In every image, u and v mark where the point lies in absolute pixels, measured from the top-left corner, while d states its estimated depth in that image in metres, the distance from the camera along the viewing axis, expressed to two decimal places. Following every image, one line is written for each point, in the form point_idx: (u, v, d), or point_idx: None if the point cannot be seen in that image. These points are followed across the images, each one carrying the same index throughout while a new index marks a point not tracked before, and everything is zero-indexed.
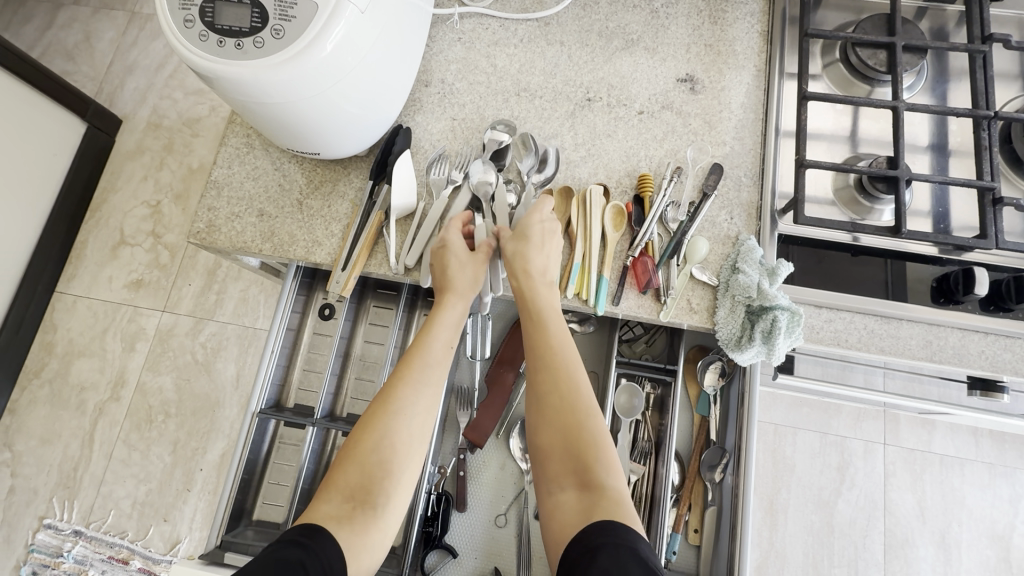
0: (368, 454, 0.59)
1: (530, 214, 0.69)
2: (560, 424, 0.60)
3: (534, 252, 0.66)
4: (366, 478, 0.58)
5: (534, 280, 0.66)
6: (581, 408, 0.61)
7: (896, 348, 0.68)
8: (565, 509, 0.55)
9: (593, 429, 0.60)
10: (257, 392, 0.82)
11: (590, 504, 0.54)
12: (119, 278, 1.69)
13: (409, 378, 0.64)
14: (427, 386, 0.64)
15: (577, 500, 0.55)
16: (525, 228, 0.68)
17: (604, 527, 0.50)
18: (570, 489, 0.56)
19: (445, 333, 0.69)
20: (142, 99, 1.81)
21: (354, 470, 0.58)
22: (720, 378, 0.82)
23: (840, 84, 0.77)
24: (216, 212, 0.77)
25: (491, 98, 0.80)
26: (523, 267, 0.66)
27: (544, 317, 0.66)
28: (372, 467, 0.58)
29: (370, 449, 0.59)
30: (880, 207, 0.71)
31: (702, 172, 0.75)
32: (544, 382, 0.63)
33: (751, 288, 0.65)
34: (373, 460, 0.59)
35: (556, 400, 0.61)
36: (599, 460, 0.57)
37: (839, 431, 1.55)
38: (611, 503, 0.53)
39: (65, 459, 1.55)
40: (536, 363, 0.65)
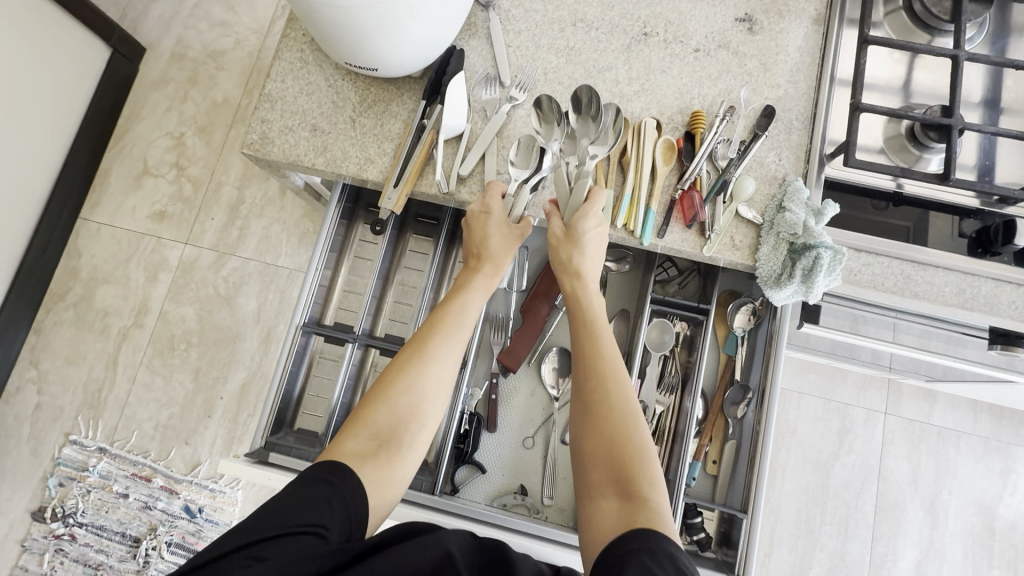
0: (398, 399, 0.62)
1: (585, 209, 0.69)
2: (604, 431, 0.59)
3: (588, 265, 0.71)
4: (388, 423, 0.60)
5: (588, 290, 0.71)
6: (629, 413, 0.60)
7: (930, 294, 0.70)
8: (602, 516, 0.53)
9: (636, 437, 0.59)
10: (301, 306, 0.85)
11: (627, 512, 0.51)
12: (143, 208, 1.70)
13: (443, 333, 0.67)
14: (457, 343, 0.68)
15: (616, 506, 0.53)
16: (573, 230, 0.70)
17: (642, 535, 0.47)
18: (609, 497, 0.54)
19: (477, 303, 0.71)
20: (167, 27, 1.79)
21: (385, 412, 0.61)
22: (750, 318, 0.85)
23: (900, 31, 0.77)
24: (269, 124, 0.78)
25: (547, 26, 0.80)
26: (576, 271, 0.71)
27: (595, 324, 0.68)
28: (400, 408, 0.61)
29: (400, 395, 0.62)
30: (929, 156, 0.71)
31: (755, 113, 0.76)
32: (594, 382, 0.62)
33: (797, 225, 0.67)
34: (398, 407, 0.61)
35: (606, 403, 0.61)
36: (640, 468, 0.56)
37: (842, 399, 1.59)
38: (652, 512, 0.51)
39: (90, 380, 1.60)
40: (582, 373, 0.65)
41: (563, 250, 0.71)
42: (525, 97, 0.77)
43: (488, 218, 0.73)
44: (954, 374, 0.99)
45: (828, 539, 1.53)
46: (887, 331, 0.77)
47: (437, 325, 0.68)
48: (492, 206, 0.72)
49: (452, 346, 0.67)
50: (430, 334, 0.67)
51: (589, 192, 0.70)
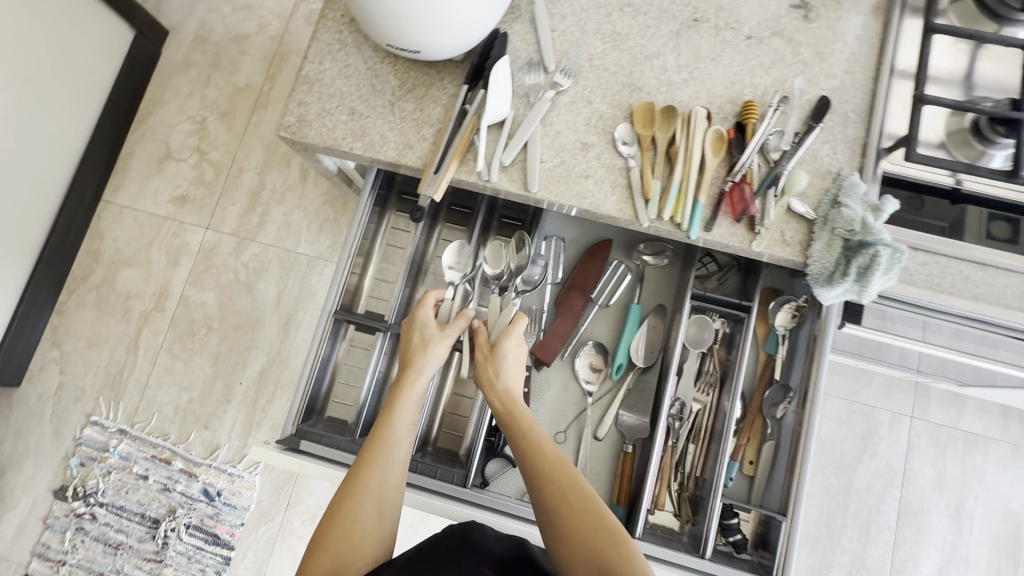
0: (340, 538, 0.61)
1: (508, 336, 0.76)
2: (573, 533, 0.60)
3: (511, 379, 0.74)
4: (336, 565, 0.59)
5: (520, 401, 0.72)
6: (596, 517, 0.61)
7: (990, 296, 0.67)
8: None
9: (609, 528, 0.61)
10: (332, 293, 0.83)
11: None
12: (165, 192, 1.70)
13: (380, 452, 0.66)
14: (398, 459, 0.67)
15: None
16: (499, 350, 0.75)
17: None
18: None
19: (411, 413, 0.70)
20: (190, 10, 1.78)
21: (330, 554, 0.60)
22: (792, 317, 0.82)
23: (964, 19, 0.73)
24: (307, 107, 0.77)
25: (593, 11, 0.77)
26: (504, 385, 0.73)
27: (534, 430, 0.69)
28: (350, 542, 0.61)
29: (348, 528, 0.61)
30: (993, 152, 0.68)
31: (809, 104, 0.73)
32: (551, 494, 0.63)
33: (855, 221, 0.65)
34: (348, 540, 0.61)
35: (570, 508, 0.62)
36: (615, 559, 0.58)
37: (867, 401, 1.56)
38: None
39: (112, 362, 1.61)
40: (538, 476, 0.65)
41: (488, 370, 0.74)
42: (570, 84, 0.75)
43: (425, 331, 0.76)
44: (986, 378, 0.97)
45: (849, 543, 1.51)
46: (916, 330, 0.74)
47: (372, 445, 0.67)
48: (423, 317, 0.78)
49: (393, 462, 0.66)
50: (369, 456, 0.66)
51: (512, 319, 0.78)
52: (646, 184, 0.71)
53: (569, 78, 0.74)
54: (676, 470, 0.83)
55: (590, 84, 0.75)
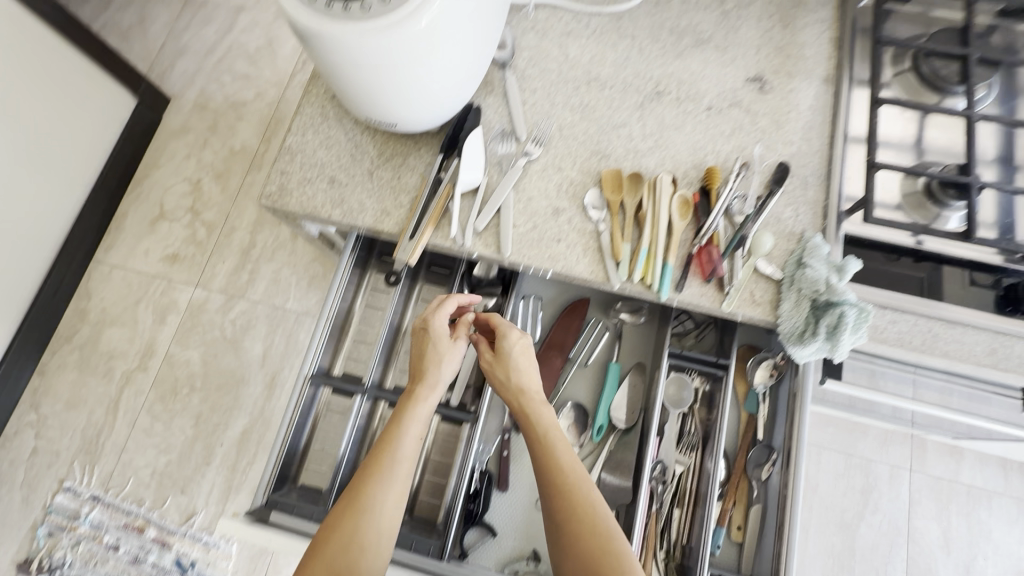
0: (335, 556, 0.56)
1: (513, 338, 0.71)
2: (581, 555, 0.56)
3: (523, 376, 0.69)
4: None
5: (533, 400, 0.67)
6: (609, 542, 0.56)
7: (960, 354, 0.68)
8: None
9: (618, 554, 0.55)
10: (309, 357, 0.83)
11: None
12: (156, 250, 1.72)
13: (381, 470, 0.61)
14: (402, 476, 0.62)
15: None
16: (507, 350, 0.70)
17: None
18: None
19: (416, 424, 0.65)
20: (191, 80, 1.87)
21: (322, 572, 0.55)
22: (771, 375, 0.82)
23: (908, 92, 0.78)
24: (288, 176, 0.79)
25: (562, 85, 0.82)
26: (519, 388, 0.68)
27: (550, 438, 0.64)
28: (340, 568, 0.56)
29: (339, 551, 0.57)
30: (948, 213, 0.71)
31: (769, 170, 0.76)
32: (562, 511, 0.58)
33: (819, 283, 0.66)
34: (338, 565, 0.56)
35: (581, 529, 0.57)
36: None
37: (864, 455, 1.52)
38: None
39: (89, 424, 1.57)
40: (547, 491, 0.60)
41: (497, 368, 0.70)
42: (540, 151, 0.78)
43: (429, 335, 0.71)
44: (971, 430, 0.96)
45: None
46: (907, 388, 0.80)
47: (375, 458, 0.62)
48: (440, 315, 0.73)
49: (396, 478, 0.61)
50: (372, 467, 0.61)
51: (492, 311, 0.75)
52: (616, 248, 0.72)
53: (543, 144, 0.78)
54: (662, 538, 0.80)
55: (561, 152, 0.78)
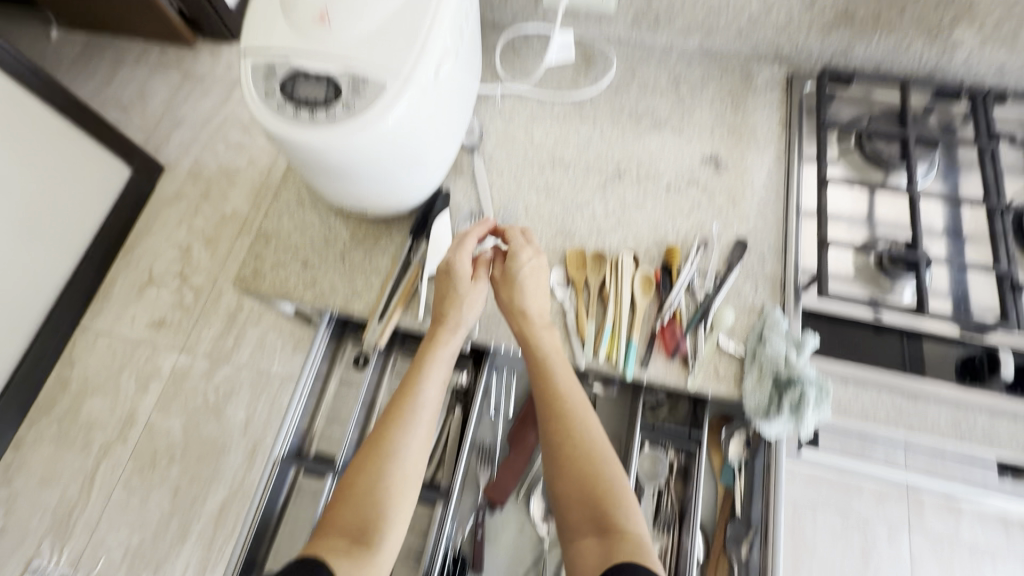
0: (365, 493, 0.63)
1: (520, 252, 0.72)
2: (575, 471, 0.63)
3: (530, 299, 0.71)
4: (362, 511, 0.62)
5: (536, 326, 0.70)
6: (600, 463, 0.64)
7: (920, 426, 0.70)
8: (586, 556, 0.58)
9: (608, 479, 0.63)
10: (280, 437, 0.84)
11: (609, 552, 0.57)
12: (142, 317, 1.72)
13: (402, 418, 0.67)
14: (420, 424, 0.68)
15: (597, 547, 0.58)
16: (513, 271, 0.72)
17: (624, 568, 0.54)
18: (590, 535, 0.60)
19: (437, 375, 0.71)
20: (186, 150, 1.94)
21: (355, 506, 0.62)
22: (745, 448, 0.82)
23: (856, 170, 0.83)
24: (263, 260, 0.81)
25: (528, 167, 0.86)
26: (523, 312, 0.71)
27: (549, 363, 0.69)
28: (368, 508, 0.62)
29: (366, 493, 0.63)
30: (900, 286, 0.74)
31: (727, 246, 0.79)
32: (559, 437, 0.65)
33: (779, 360, 0.68)
34: (367, 499, 0.62)
35: (577, 455, 0.64)
36: (615, 503, 0.61)
37: (861, 513, 1.45)
38: (629, 544, 0.57)
39: (63, 499, 1.52)
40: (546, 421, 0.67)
41: (506, 292, 0.72)
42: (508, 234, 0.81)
43: (451, 277, 0.72)
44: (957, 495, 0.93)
45: None
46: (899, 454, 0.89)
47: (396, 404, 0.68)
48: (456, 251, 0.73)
49: (414, 422, 0.68)
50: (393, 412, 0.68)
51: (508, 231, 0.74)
52: (581, 326, 0.74)
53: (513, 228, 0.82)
54: None
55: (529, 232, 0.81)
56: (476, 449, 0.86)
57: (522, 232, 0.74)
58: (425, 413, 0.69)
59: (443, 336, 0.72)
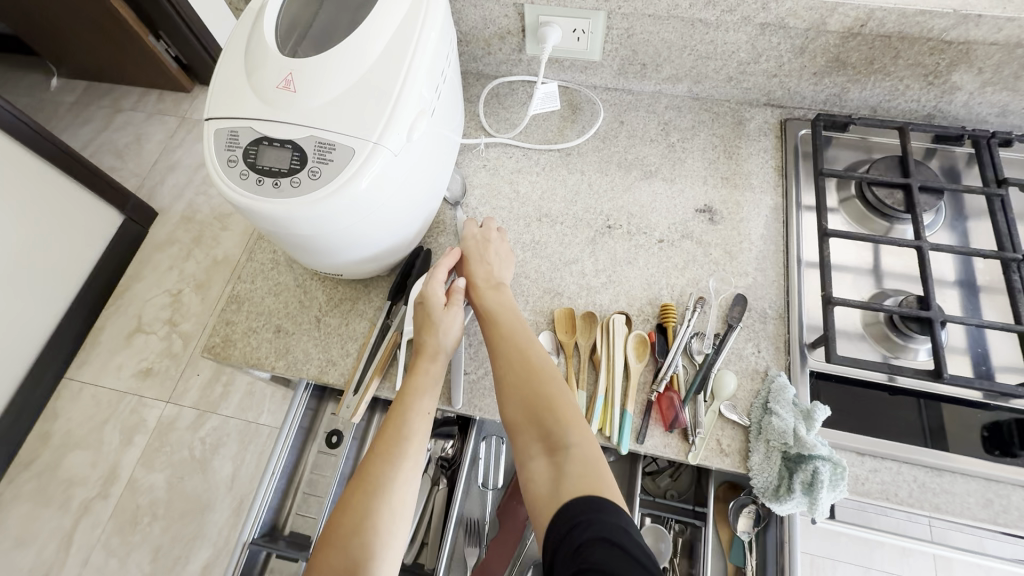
0: (349, 538, 0.54)
1: (465, 227, 0.76)
2: (516, 391, 0.60)
3: (475, 264, 0.72)
4: (347, 555, 0.53)
5: (478, 285, 0.70)
6: (543, 383, 0.60)
7: (953, 507, 0.62)
8: (538, 479, 0.55)
9: (552, 395, 0.59)
10: (251, 518, 0.78)
11: (561, 470, 0.54)
12: (128, 366, 1.67)
13: (385, 449, 0.59)
14: (406, 455, 0.59)
15: (549, 467, 0.55)
16: (462, 246, 0.74)
17: (583, 495, 0.51)
18: (540, 456, 0.57)
19: (425, 403, 0.62)
20: (179, 194, 1.92)
21: (339, 551, 0.53)
22: (755, 524, 0.74)
23: (857, 219, 0.79)
24: (234, 326, 0.77)
25: (513, 222, 0.82)
26: (468, 277, 0.71)
27: (492, 311, 0.68)
28: (356, 550, 0.53)
29: (353, 532, 0.54)
30: (914, 346, 0.68)
31: (726, 302, 0.74)
32: (500, 364, 0.63)
33: (787, 434, 0.61)
34: (353, 540, 0.53)
35: (518, 379, 0.61)
36: (561, 421, 0.58)
37: (883, 567, 1.33)
38: (580, 459, 0.54)
39: (38, 563, 1.44)
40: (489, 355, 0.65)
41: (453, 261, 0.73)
42: None
43: (425, 308, 0.68)
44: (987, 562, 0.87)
45: None
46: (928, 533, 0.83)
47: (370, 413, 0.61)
48: (432, 279, 0.69)
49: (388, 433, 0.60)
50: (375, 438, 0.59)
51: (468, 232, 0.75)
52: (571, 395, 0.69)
53: None
54: None
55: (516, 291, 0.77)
56: (468, 530, 0.80)
57: (481, 225, 0.76)
58: (413, 433, 0.60)
59: (427, 365, 0.65)
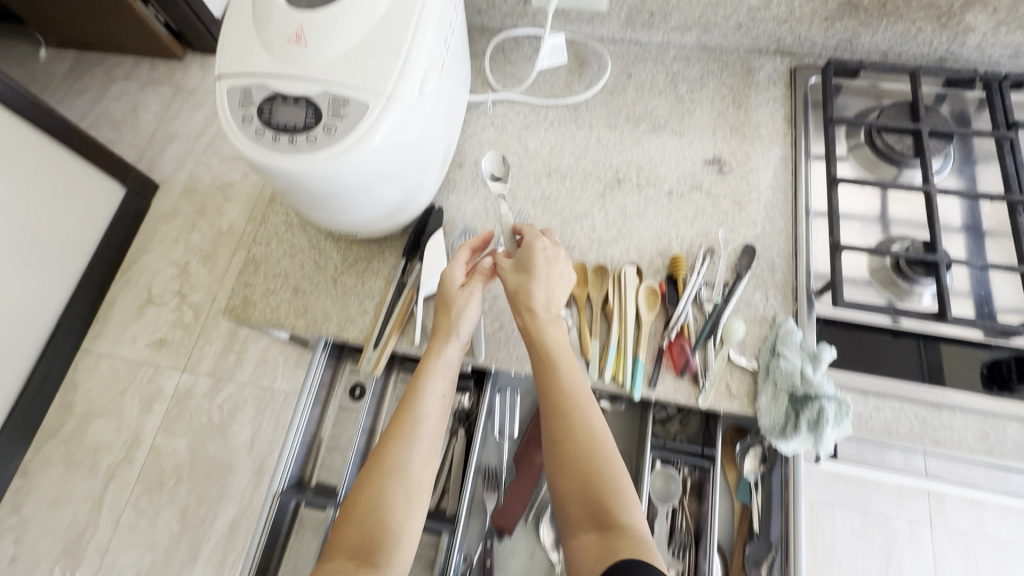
0: (366, 518, 0.58)
1: (530, 237, 0.68)
2: (574, 463, 0.58)
3: (538, 286, 0.65)
4: (366, 531, 0.57)
5: (541, 319, 0.65)
6: (602, 457, 0.57)
7: (951, 440, 0.65)
8: (586, 551, 0.54)
9: (609, 470, 0.57)
10: (280, 469, 0.81)
11: (611, 545, 0.52)
12: (143, 336, 1.70)
13: (403, 434, 0.62)
14: (423, 442, 0.62)
15: (598, 543, 0.53)
16: (529, 257, 0.67)
17: (628, 562, 0.49)
18: (589, 530, 0.55)
19: (440, 385, 0.65)
20: (180, 165, 1.91)
21: (358, 531, 0.57)
22: (761, 464, 0.77)
23: (867, 166, 0.79)
24: (252, 287, 0.79)
25: (523, 178, 0.83)
26: (528, 305, 0.65)
27: (553, 355, 0.63)
28: (373, 528, 0.57)
29: (371, 513, 0.58)
30: (919, 290, 0.70)
31: (735, 252, 0.75)
32: (560, 426, 0.59)
33: (794, 375, 0.64)
34: (371, 520, 0.58)
35: (577, 448, 0.58)
36: (615, 498, 0.56)
37: (879, 509, 1.37)
38: (633, 538, 0.52)
39: (72, 524, 1.51)
40: (546, 408, 0.61)
41: (513, 279, 0.67)
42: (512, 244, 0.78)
43: (443, 288, 0.69)
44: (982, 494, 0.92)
45: None
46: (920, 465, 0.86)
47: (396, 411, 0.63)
48: (452, 267, 0.70)
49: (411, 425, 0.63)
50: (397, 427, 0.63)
51: (526, 244, 0.67)
52: (585, 346, 0.71)
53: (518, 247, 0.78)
54: None
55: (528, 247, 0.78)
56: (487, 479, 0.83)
57: (540, 231, 0.70)
58: (432, 425, 0.64)
59: (440, 347, 0.67)
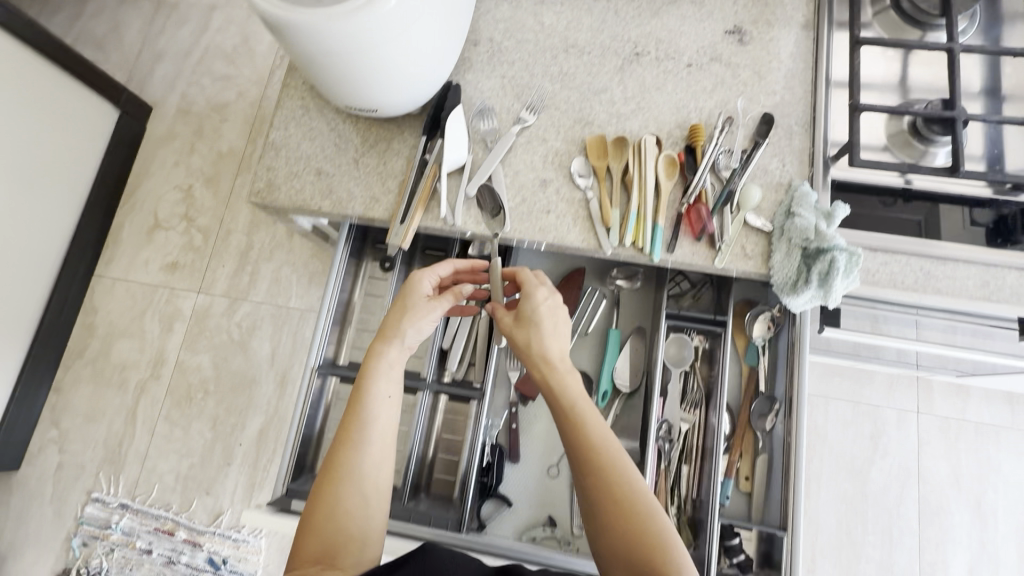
0: (325, 530, 0.50)
1: (536, 292, 0.60)
2: (622, 528, 0.47)
3: (549, 338, 0.57)
4: (326, 542, 0.50)
5: (558, 371, 0.55)
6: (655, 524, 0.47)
7: (952, 289, 0.68)
8: None
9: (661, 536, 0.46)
10: (314, 348, 0.85)
11: None
12: (155, 260, 1.73)
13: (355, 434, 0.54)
14: (381, 440, 0.54)
15: None
16: (533, 313, 0.59)
17: None
18: None
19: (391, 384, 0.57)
20: (172, 85, 1.85)
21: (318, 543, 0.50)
22: (769, 327, 0.83)
23: (891, 30, 0.78)
24: (275, 171, 0.79)
25: (540, 54, 0.81)
26: (543, 356, 0.56)
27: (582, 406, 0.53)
28: (334, 534, 0.50)
29: (330, 523, 0.51)
30: (935, 149, 0.72)
31: (754, 121, 0.76)
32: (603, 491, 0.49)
33: (808, 230, 0.67)
34: (331, 531, 0.50)
35: (625, 514, 0.48)
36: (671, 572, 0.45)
37: (872, 401, 1.40)
38: None
39: (110, 435, 1.60)
40: (587, 471, 0.50)
41: (518, 334, 0.58)
42: (535, 119, 0.78)
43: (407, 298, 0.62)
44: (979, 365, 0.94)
45: (873, 550, 1.32)
46: (911, 330, 0.80)
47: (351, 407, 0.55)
48: (420, 278, 0.65)
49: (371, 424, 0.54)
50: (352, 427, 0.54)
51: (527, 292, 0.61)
52: (606, 214, 0.73)
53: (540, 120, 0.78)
54: (673, 493, 0.81)
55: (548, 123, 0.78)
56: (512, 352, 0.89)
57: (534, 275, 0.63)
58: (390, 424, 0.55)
59: (382, 348, 0.59)
